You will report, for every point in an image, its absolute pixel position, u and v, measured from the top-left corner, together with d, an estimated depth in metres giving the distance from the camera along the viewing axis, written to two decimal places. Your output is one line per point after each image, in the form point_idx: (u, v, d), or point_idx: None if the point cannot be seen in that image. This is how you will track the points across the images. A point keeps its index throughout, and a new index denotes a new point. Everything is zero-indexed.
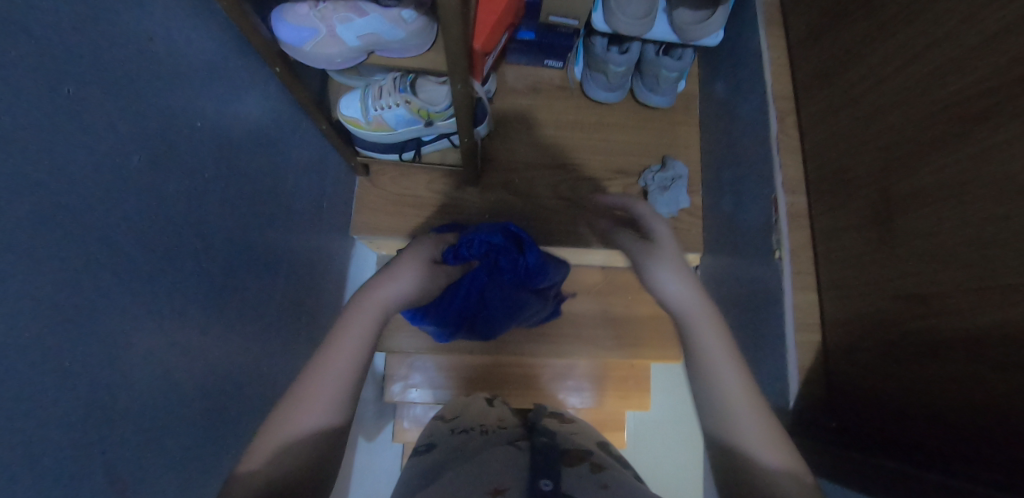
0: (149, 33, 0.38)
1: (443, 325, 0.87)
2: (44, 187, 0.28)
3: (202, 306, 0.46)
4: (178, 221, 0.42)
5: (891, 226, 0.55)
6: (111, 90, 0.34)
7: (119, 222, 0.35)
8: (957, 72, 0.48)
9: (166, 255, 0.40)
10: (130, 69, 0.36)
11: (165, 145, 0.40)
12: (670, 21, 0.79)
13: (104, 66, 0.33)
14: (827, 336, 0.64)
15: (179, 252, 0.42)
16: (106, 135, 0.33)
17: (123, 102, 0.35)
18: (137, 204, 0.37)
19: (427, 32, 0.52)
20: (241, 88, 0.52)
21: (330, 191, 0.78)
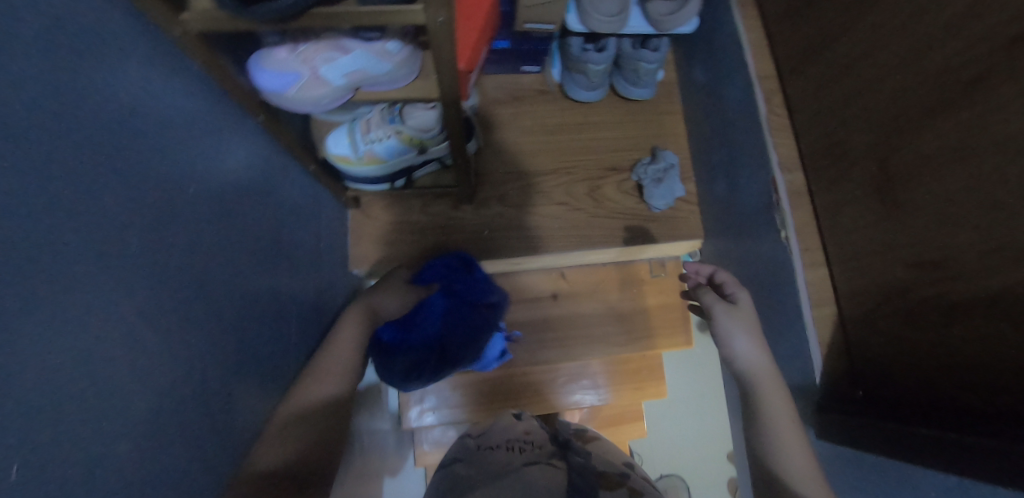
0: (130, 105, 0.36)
1: (409, 365, 0.73)
2: (39, 296, 0.26)
3: (214, 378, 0.44)
4: (179, 297, 0.39)
5: (895, 195, 0.56)
6: (104, 173, 0.31)
7: (121, 313, 0.32)
8: (947, 38, 0.49)
9: (171, 336, 0.38)
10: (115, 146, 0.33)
11: (160, 219, 0.37)
12: (645, 15, 0.78)
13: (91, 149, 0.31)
14: (843, 308, 0.65)
15: (185, 329, 0.40)
16: (101, 224, 0.31)
17: (116, 183, 0.32)
18: (137, 290, 0.34)
19: (412, 59, 0.51)
20: (227, 142, 0.49)
21: (325, 229, 0.75)
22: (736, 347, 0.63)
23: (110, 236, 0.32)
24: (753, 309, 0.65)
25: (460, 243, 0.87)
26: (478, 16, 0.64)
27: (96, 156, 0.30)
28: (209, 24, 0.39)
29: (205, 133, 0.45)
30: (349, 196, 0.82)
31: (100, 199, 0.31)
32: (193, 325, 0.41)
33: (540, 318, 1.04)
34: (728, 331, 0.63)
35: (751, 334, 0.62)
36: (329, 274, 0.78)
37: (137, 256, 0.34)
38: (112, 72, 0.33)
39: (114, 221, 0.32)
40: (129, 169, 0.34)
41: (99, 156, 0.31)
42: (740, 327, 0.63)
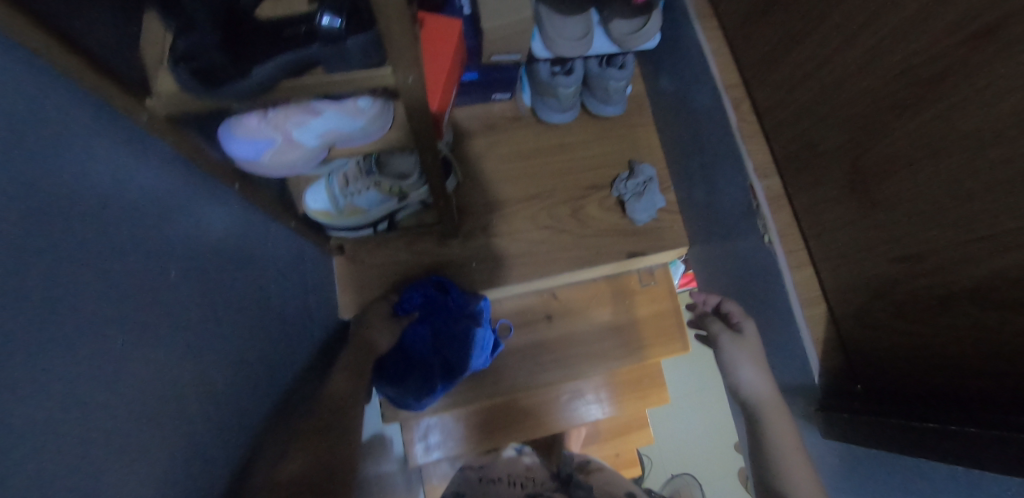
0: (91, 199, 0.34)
1: (411, 388, 0.79)
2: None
3: (204, 465, 0.42)
4: (155, 389, 0.38)
5: (872, 192, 0.57)
6: (63, 280, 0.30)
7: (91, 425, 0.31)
8: (903, 42, 0.50)
9: (151, 432, 0.37)
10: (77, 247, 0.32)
11: (132, 313, 0.36)
12: (607, 34, 0.80)
13: (49, 257, 0.29)
14: (833, 306, 0.66)
15: (165, 421, 0.38)
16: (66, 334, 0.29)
17: (77, 288, 0.31)
18: (110, 397, 0.33)
19: (385, 113, 0.50)
20: (203, 216, 0.48)
21: (312, 282, 0.74)
22: (742, 375, 0.71)
23: (73, 346, 0.30)
24: (758, 342, 0.74)
25: (449, 278, 0.86)
26: (445, 57, 0.64)
27: (50, 266, 0.29)
28: (174, 106, 0.38)
29: (177, 211, 0.44)
30: (334, 244, 0.81)
31: (61, 309, 0.30)
32: (174, 415, 0.39)
33: (537, 341, 1.04)
34: (732, 358, 0.73)
35: (754, 362, 0.72)
36: (322, 325, 0.76)
37: (105, 359, 0.33)
38: (68, 172, 0.32)
39: (78, 327, 0.31)
40: (91, 269, 0.33)
41: (57, 264, 0.30)
42: (745, 355, 0.73)
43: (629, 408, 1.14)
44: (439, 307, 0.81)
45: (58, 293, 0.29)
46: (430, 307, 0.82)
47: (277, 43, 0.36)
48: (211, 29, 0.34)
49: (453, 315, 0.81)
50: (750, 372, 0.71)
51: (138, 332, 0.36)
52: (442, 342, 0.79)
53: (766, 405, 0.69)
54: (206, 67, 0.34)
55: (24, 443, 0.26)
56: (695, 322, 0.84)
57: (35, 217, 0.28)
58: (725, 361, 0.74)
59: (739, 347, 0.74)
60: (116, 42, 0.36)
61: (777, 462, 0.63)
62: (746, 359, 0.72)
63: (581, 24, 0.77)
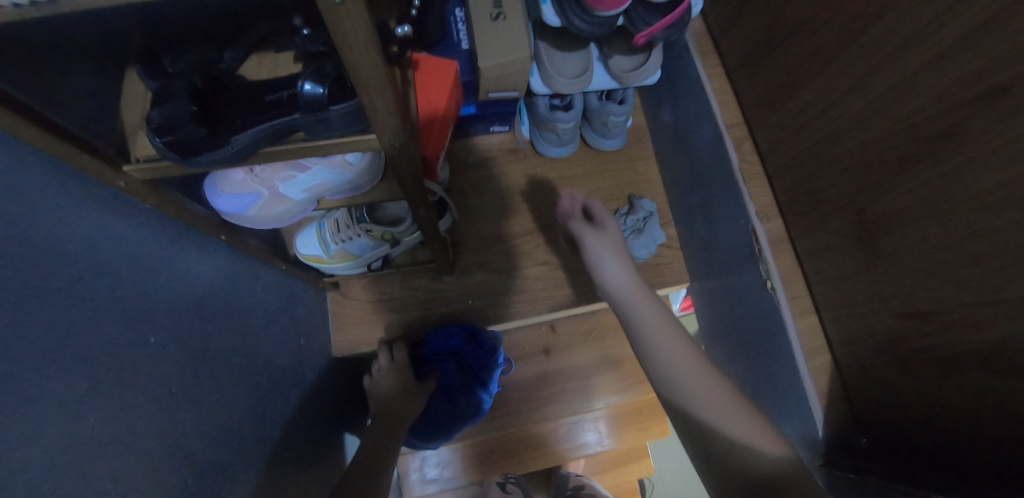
0: (72, 274, 0.33)
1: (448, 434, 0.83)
2: None
3: None
4: (135, 461, 0.36)
5: (875, 244, 0.55)
6: (28, 362, 0.29)
7: None
8: (910, 94, 0.48)
9: None
10: (54, 330, 0.31)
11: (110, 386, 0.35)
12: (607, 71, 0.78)
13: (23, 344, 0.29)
14: (837, 356, 0.64)
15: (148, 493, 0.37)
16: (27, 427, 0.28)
17: (47, 369, 0.30)
18: (86, 478, 0.32)
19: (375, 164, 0.49)
20: (189, 271, 0.47)
21: (306, 322, 0.72)
22: (609, 274, 0.69)
23: (41, 432, 0.29)
24: (620, 236, 0.72)
25: (446, 313, 0.86)
26: (439, 101, 0.63)
27: (16, 346, 0.28)
28: (152, 173, 0.37)
29: (160, 268, 0.43)
30: (328, 281, 0.80)
31: (25, 395, 0.28)
32: (157, 485, 0.38)
33: (535, 374, 1.03)
34: (598, 257, 0.70)
35: (618, 258, 0.69)
36: (320, 365, 0.75)
37: (78, 441, 0.32)
38: (35, 248, 0.31)
39: (46, 410, 0.29)
40: (61, 344, 0.31)
41: (24, 346, 0.28)
42: (608, 249, 0.70)
43: (629, 440, 1.08)
44: (463, 358, 0.82)
45: (24, 378, 0.28)
46: (455, 359, 0.82)
47: (256, 109, 0.35)
48: (187, 99, 0.34)
49: (480, 365, 0.82)
50: (614, 263, 0.69)
51: (111, 404, 0.35)
52: (469, 392, 0.82)
53: (629, 293, 0.67)
54: (182, 139, 0.33)
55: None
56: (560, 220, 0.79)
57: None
58: (590, 263, 0.71)
59: (602, 240, 0.71)
60: (84, 110, 0.35)
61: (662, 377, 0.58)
62: (609, 253, 0.70)
63: (580, 62, 0.76)
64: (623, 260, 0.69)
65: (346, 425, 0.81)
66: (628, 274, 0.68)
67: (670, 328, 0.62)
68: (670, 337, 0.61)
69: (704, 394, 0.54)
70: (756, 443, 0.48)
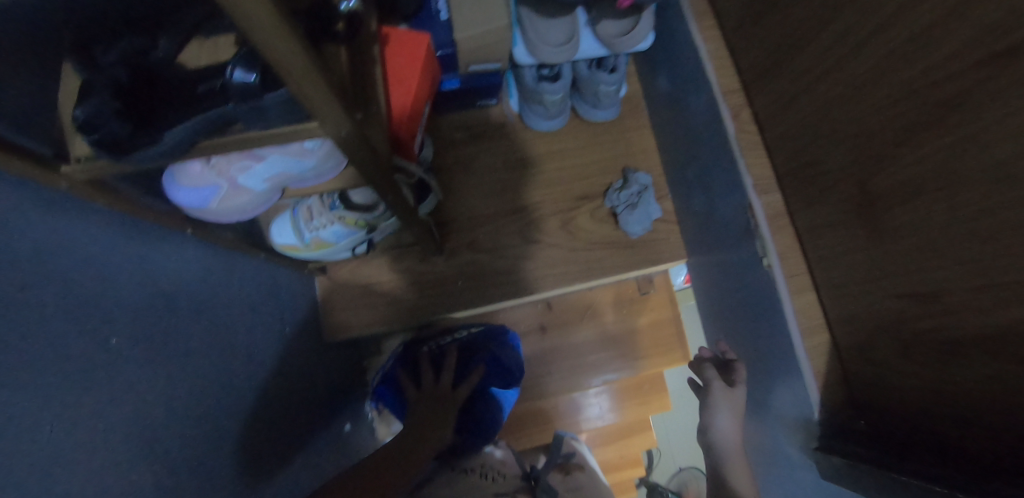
0: (23, 280, 0.32)
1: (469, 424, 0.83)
2: None
3: None
4: (114, 456, 0.37)
5: (877, 220, 0.51)
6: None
7: None
8: (918, 55, 0.43)
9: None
10: (16, 332, 0.31)
11: (80, 385, 0.35)
12: (596, 37, 0.73)
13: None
14: (836, 335, 0.61)
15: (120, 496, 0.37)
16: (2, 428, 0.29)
17: (17, 371, 0.30)
18: (61, 476, 0.32)
19: (338, 150, 0.46)
20: (154, 266, 0.46)
21: (289, 309, 0.72)
22: (719, 421, 0.73)
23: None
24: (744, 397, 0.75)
25: (438, 295, 0.85)
26: (410, 78, 0.59)
27: None
28: (94, 173, 0.37)
29: (120, 267, 0.42)
30: (314, 267, 0.80)
31: None
32: (130, 487, 0.38)
33: (531, 352, 1.02)
34: (715, 404, 0.74)
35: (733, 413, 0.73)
36: (308, 352, 0.75)
37: (38, 449, 0.31)
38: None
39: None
40: (25, 348, 0.31)
41: None
42: (726, 401, 0.75)
43: (630, 415, 1.07)
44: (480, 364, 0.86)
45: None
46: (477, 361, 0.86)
47: (189, 99, 0.34)
48: (110, 95, 0.32)
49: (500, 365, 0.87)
50: (726, 418, 0.73)
51: (74, 410, 0.34)
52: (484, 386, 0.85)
53: (730, 451, 0.72)
54: (107, 137, 0.32)
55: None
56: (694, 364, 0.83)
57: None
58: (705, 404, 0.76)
59: (726, 396, 0.75)
60: (8, 105, 0.33)
61: None
62: (726, 407, 0.74)
63: (565, 27, 0.71)
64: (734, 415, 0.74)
65: (339, 412, 0.82)
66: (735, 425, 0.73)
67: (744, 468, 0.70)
68: (742, 473, 0.69)
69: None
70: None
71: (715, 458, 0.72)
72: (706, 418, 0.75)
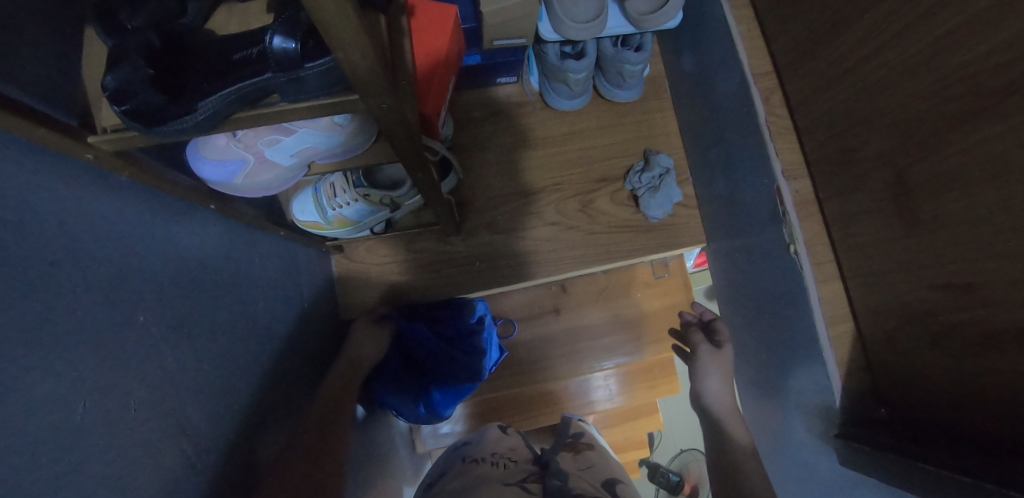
0: (52, 255, 0.32)
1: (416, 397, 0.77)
2: None
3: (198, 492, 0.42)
4: (141, 432, 0.37)
5: (913, 209, 0.50)
6: (23, 347, 0.28)
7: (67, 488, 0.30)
8: (972, 39, 0.42)
9: (141, 474, 0.36)
10: (47, 310, 0.30)
11: (110, 363, 0.35)
12: (623, 13, 0.71)
13: (20, 325, 0.28)
14: (861, 324, 0.61)
15: (150, 472, 0.37)
16: (36, 406, 0.28)
17: (49, 348, 0.30)
18: (91, 450, 0.32)
19: (367, 125, 0.45)
20: (178, 243, 0.46)
21: (306, 287, 0.72)
22: (709, 385, 0.76)
23: (28, 423, 0.28)
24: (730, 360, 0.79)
25: (454, 276, 0.84)
26: (438, 56, 0.58)
27: (8, 329, 0.27)
28: (120, 144, 0.35)
29: (147, 242, 0.41)
30: (331, 245, 0.79)
31: (15, 387, 0.27)
32: (158, 464, 0.38)
33: (543, 334, 1.02)
34: (703, 369, 0.78)
35: (721, 377, 0.77)
36: (323, 330, 0.75)
37: (72, 427, 0.31)
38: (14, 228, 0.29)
39: (29, 402, 0.28)
40: (56, 326, 0.31)
41: (14, 332, 0.28)
42: (715, 366, 0.78)
43: (639, 397, 1.07)
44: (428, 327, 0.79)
45: (20, 363, 0.28)
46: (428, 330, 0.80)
47: (224, 69, 0.32)
48: (143, 62, 0.31)
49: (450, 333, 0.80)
50: (715, 381, 0.76)
51: (104, 389, 0.34)
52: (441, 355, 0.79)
53: (722, 411, 0.73)
54: (143, 106, 0.31)
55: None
56: (682, 334, 0.88)
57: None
58: (695, 370, 0.79)
59: (713, 359, 0.79)
60: (31, 73, 0.31)
61: (733, 455, 0.64)
62: (715, 371, 0.77)
63: (593, 4, 0.69)
64: (723, 378, 0.77)
65: None
66: (726, 388, 0.76)
67: (738, 424, 0.70)
68: (739, 429, 0.69)
69: (753, 472, 0.60)
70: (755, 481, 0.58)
71: (712, 422, 0.72)
72: (697, 383, 0.78)
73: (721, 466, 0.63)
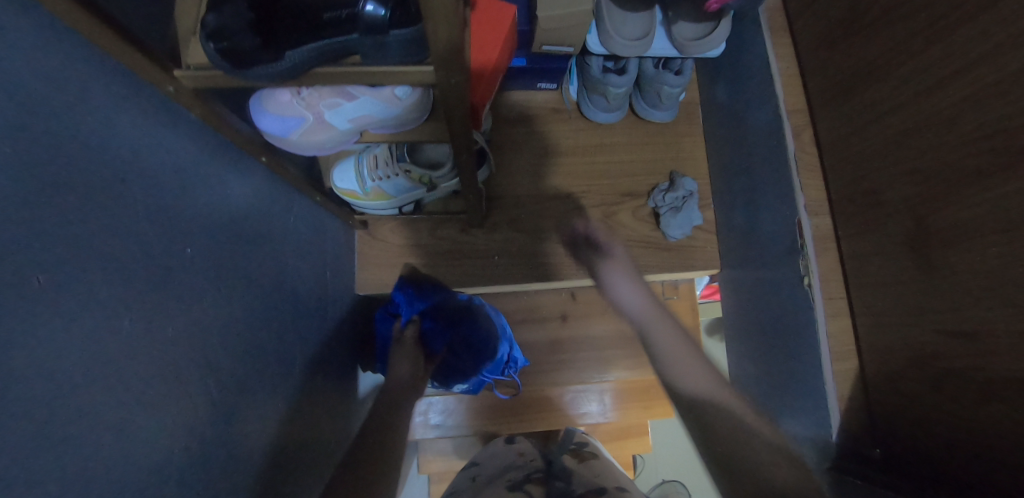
0: (119, 174, 0.34)
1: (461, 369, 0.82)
2: (34, 397, 0.26)
3: (214, 427, 0.44)
4: (172, 355, 0.39)
5: (928, 255, 0.52)
6: (86, 253, 0.31)
7: (108, 392, 0.32)
8: (998, 101, 0.44)
9: (169, 395, 0.38)
10: (107, 224, 0.33)
11: (153, 285, 0.37)
12: (669, 37, 0.74)
13: (84, 232, 0.31)
14: (865, 363, 0.63)
15: (172, 400, 0.39)
16: (87, 311, 0.31)
17: (106, 260, 0.32)
18: (127, 363, 0.34)
19: (423, 100, 0.47)
20: (224, 186, 0.48)
21: (329, 255, 0.74)
22: (621, 293, 0.74)
23: (81, 327, 0.30)
24: (627, 260, 0.79)
25: (472, 266, 0.86)
26: (492, 48, 0.61)
27: (76, 231, 0.30)
28: (201, 82, 0.37)
29: (195, 180, 0.43)
30: (357, 219, 0.81)
31: (70, 290, 0.29)
32: (184, 389, 0.40)
33: (547, 338, 1.03)
34: (608, 279, 0.76)
35: (631, 281, 0.75)
36: (336, 300, 0.77)
37: (110, 336, 0.32)
38: (87, 145, 0.31)
39: (84, 301, 0.30)
40: (115, 243, 0.33)
41: (81, 239, 0.30)
42: (623, 273, 0.76)
43: (631, 416, 1.08)
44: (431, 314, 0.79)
45: (81, 269, 0.30)
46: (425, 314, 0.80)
47: (313, 23, 0.34)
48: (244, 5, 0.33)
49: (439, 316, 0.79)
50: (626, 287, 0.74)
51: (138, 312, 0.35)
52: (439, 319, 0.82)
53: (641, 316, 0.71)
54: (237, 46, 0.33)
55: (14, 433, 0.25)
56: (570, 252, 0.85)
57: (26, 186, 0.26)
58: (603, 283, 0.77)
59: (615, 266, 0.78)
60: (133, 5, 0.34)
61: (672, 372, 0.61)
62: (622, 277, 0.75)
63: (642, 24, 0.72)
64: (633, 280, 0.75)
65: (359, 363, 0.85)
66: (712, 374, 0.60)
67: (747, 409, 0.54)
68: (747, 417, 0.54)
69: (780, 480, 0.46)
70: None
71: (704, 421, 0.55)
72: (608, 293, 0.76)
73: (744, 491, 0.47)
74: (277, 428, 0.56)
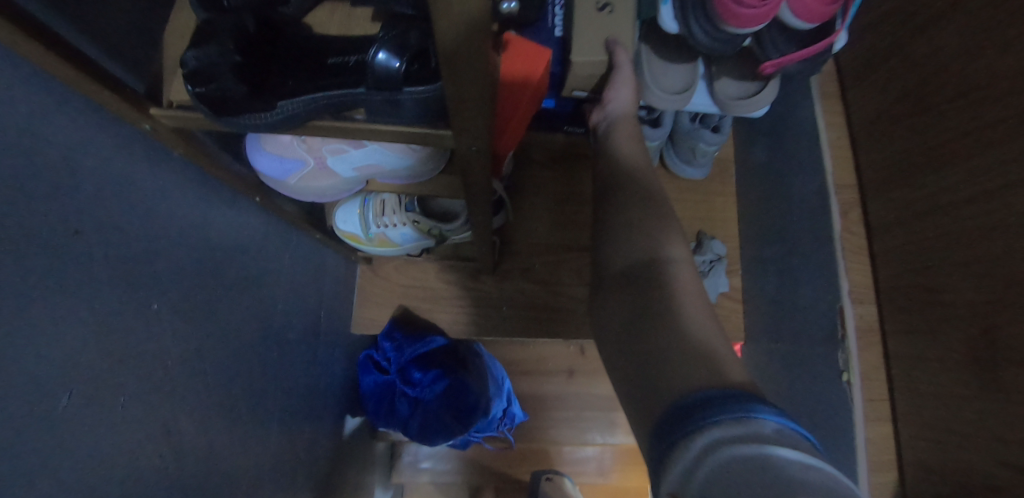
0: (113, 222, 0.30)
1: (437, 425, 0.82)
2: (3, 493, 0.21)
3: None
4: (157, 420, 0.34)
5: (993, 372, 0.45)
6: (75, 313, 0.26)
7: (83, 472, 0.27)
8: None
9: (149, 465, 0.33)
10: (100, 277, 0.28)
11: (145, 339, 0.32)
12: (711, 93, 0.68)
13: (75, 288, 0.26)
14: (909, 481, 0.55)
15: (152, 481, 0.33)
16: (72, 379, 0.26)
17: (97, 323, 0.28)
18: (109, 433, 0.29)
19: (438, 154, 0.42)
20: (217, 229, 0.43)
21: (327, 295, 0.69)
22: None
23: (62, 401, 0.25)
24: None
25: (478, 315, 0.80)
26: (523, 93, 0.57)
27: (67, 287, 0.25)
28: (183, 123, 0.32)
29: (188, 223, 0.38)
30: (360, 255, 0.77)
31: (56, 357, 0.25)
32: (165, 456, 0.35)
33: (550, 393, 0.97)
34: None
35: None
36: (330, 341, 0.72)
37: (93, 409, 0.28)
38: (81, 190, 0.27)
39: (69, 369, 0.26)
40: (106, 301, 0.29)
41: (71, 295, 0.26)
42: None
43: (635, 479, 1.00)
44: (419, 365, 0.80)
45: (70, 330, 0.26)
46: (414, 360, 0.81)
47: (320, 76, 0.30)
48: (233, 46, 0.29)
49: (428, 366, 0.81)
50: None
51: (122, 389, 0.30)
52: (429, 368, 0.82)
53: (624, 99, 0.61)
54: (219, 92, 0.28)
55: None
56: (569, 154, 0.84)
57: (18, 240, 0.22)
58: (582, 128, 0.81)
59: None
60: (118, 35, 0.28)
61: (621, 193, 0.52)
62: None
63: (683, 78, 0.67)
64: None
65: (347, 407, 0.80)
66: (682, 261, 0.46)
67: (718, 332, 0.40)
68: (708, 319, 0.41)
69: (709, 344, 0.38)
70: (696, 377, 0.34)
71: (651, 327, 0.40)
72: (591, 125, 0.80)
73: (643, 335, 0.41)
74: (259, 489, 0.50)
